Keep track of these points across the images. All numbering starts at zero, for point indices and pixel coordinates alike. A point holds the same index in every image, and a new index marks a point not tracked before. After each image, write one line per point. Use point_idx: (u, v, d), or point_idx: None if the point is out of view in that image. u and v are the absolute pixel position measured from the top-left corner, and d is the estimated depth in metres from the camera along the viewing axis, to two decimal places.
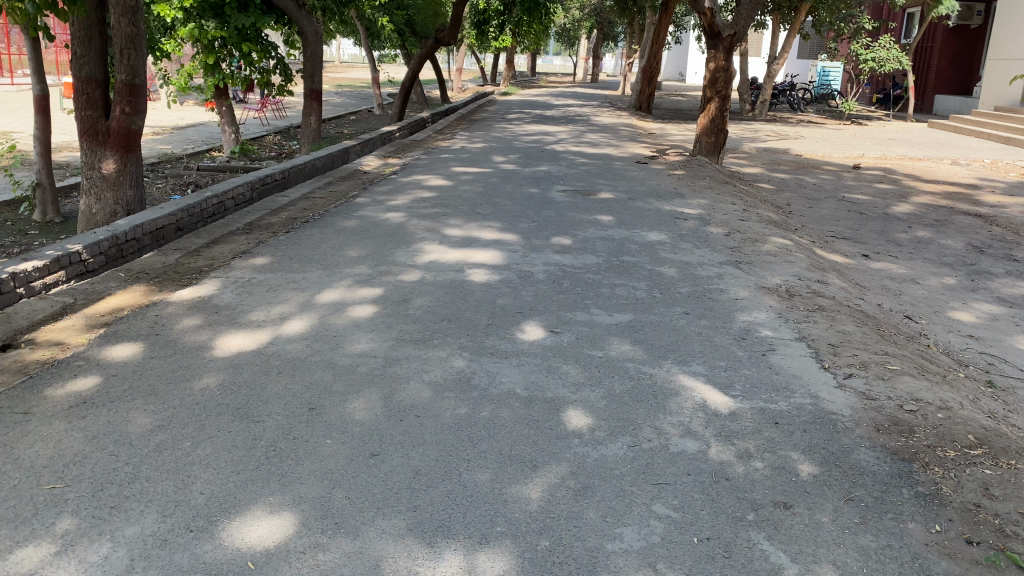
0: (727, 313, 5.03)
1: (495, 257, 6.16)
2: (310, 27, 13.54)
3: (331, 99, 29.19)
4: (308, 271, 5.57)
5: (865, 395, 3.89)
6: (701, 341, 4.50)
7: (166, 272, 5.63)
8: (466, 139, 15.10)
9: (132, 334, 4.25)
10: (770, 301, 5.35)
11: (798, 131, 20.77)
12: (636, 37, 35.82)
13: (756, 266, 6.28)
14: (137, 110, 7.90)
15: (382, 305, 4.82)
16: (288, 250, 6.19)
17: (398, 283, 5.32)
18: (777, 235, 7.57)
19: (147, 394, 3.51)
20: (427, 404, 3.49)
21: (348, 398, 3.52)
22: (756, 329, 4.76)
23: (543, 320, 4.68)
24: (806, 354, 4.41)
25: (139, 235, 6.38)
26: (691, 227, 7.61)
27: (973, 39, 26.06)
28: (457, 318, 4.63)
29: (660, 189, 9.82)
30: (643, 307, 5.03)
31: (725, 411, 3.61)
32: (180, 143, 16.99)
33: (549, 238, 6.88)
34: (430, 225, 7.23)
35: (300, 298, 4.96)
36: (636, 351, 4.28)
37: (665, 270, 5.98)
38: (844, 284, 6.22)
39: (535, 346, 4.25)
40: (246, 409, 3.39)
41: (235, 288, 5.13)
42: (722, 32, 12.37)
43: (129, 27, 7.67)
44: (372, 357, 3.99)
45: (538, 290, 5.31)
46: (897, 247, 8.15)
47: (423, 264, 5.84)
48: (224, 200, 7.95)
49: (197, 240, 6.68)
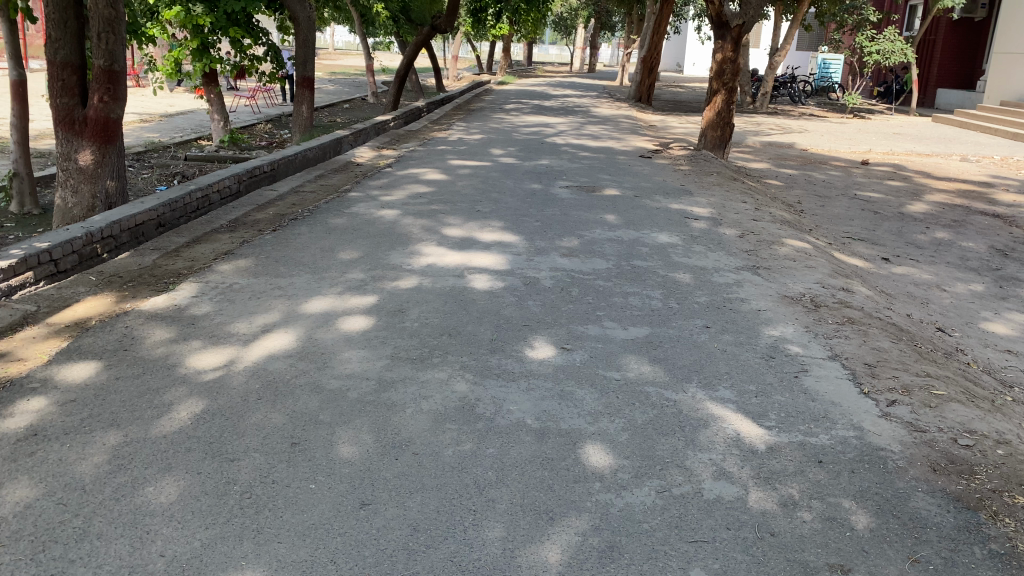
0: (751, 327, 4.62)
1: (498, 260, 5.74)
2: (303, 13, 13.08)
3: (325, 87, 28.66)
4: (296, 276, 5.15)
5: (913, 426, 3.48)
6: (726, 360, 4.09)
7: (141, 274, 5.19)
8: (462, 130, 14.66)
9: (97, 350, 3.83)
10: (795, 313, 4.95)
11: (801, 125, 20.35)
12: (634, 27, 35.35)
13: (776, 272, 5.88)
14: (116, 98, 7.45)
15: (376, 317, 4.40)
16: (274, 251, 5.76)
17: (392, 291, 4.90)
18: (793, 237, 7.18)
19: (107, 425, 3.09)
20: (426, 438, 3.08)
21: (337, 430, 3.12)
22: (784, 346, 4.36)
23: (553, 335, 4.26)
24: (843, 376, 4.00)
25: (115, 232, 5.94)
26: (702, 228, 7.21)
27: (975, 33, 25.72)
28: (457, 333, 4.22)
29: (666, 185, 9.40)
30: (660, 321, 4.62)
31: (761, 447, 3.21)
32: (167, 131, 16.49)
33: (554, 239, 6.46)
34: (427, 224, 6.81)
35: (286, 307, 4.54)
36: (656, 372, 3.87)
37: (680, 276, 5.58)
38: (870, 292, 5.83)
39: (544, 366, 3.84)
40: (220, 444, 2.98)
41: (215, 295, 4.71)
42: (730, 22, 11.90)
43: (107, 9, 7.22)
44: (364, 380, 3.58)
45: (545, 299, 4.89)
46: (917, 250, 7.78)
47: (420, 268, 5.42)
48: (210, 194, 7.51)
49: (178, 238, 6.24)
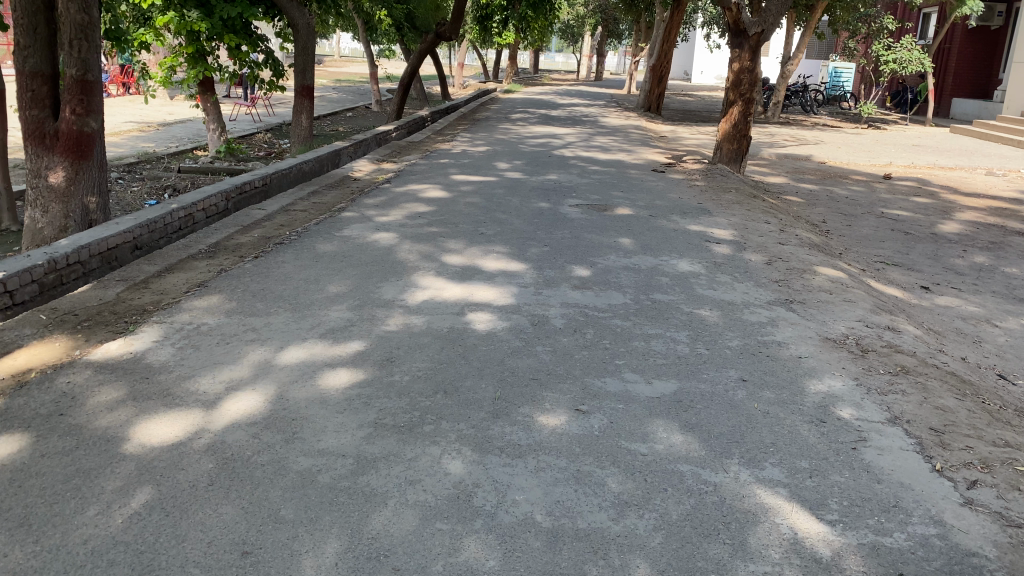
0: (794, 380, 4.02)
1: (503, 294, 5.13)
2: (301, 20, 12.52)
3: (327, 95, 28.12)
4: (274, 315, 4.55)
5: (1007, 518, 2.86)
6: (771, 427, 3.47)
7: (100, 311, 4.60)
8: (467, 142, 14.06)
9: (27, 416, 3.24)
10: (842, 362, 4.33)
11: (817, 136, 19.72)
12: (642, 35, 34.83)
13: (812, 307, 5.28)
14: (90, 110, 6.88)
15: (361, 369, 3.80)
16: (252, 283, 5.17)
17: (381, 334, 4.30)
18: (825, 264, 6.57)
19: (16, 527, 2.52)
20: (411, 546, 2.48)
21: (301, 534, 2.52)
22: (834, 406, 3.74)
23: (565, 393, 3.65)
24: (908, 447, 3.38)
25: (84, 258, 5.35)
26: (725, 254, 6.60)
27: (993, 41, 25.11)
28: (455, 389, 3.61)
29: (683, 203, 8.82)
30: (690, 372, 4.02)
31: (825, 552, 2.62)
32: (163, 141, 15.94)
33: (564, 268, 5.86)
34: (425, 249, 6.22)
35: (258, 355, 3.95)
36: (691, 444, 3.27)
37: (706, 314, 4.98)
38: (918, 331, 5.22)
39: (554, 435, 3.23)
40: (155, 555, 2.40)
41: (178, 340, 4.12)
42: (748, 29, 11.33)
43: (79, 14, 6.63)
44: (341, 458, 2.98)
45: (557, 344, 4.29)
46: (958, 277, 7.17)
47: (415, 304, 4.82)
48: (193, 213, 6.93)
49: (152, 266, 5.67)
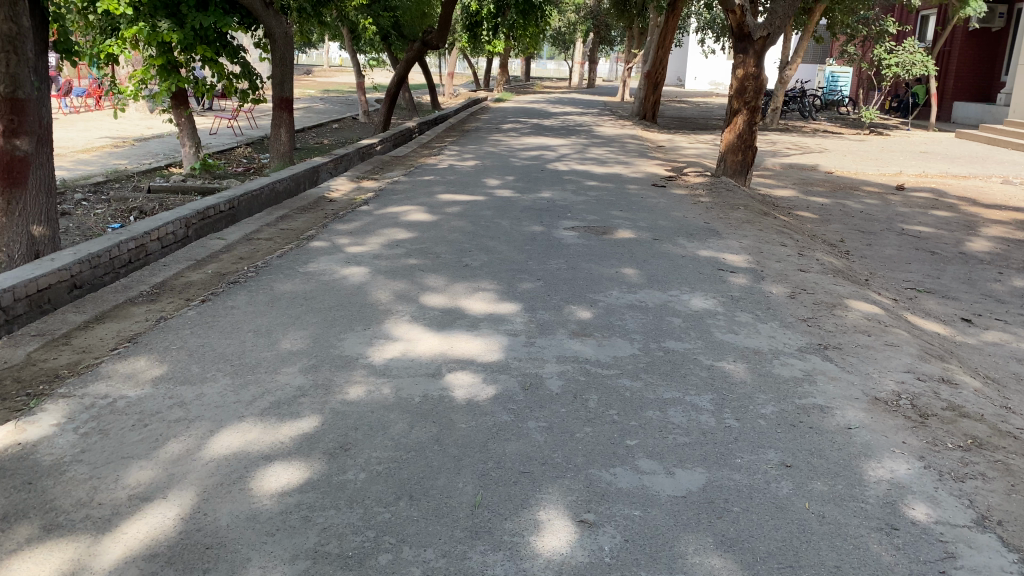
0: (849, 464, 3.24)
1: (488, 347, 4.33)
2: (279, 29, 11.66)
3: (315, 105, 27.22)
4: (210, 382, 3.75)
5: None
6: (831, 541, 2.69)
7: (2, 380, 3.79)
8: (454, 156, 13.27)
9: None
10: (901, 434, 3.54)
11: (820, 143, 19.06)
12: (636, 41, 34.03)
13: (852, 356, 4.50)
14: (23, 132, 5.96)
15: (307, 464, 3.00)
16: (192, 338, 4.37)
17: (337, 408, 3.50)
18: (856, 296, 5.79)
19: None
20: None
21: None
22: (905, 503, 2.97)
23: (566, 495, 2.87)
24: (1011, 568, 2.59)
25: (6, 303, 4.51)
26: (742, 286, 5.82)
27: (995, 43, 24.48)
28: (423, 493, 2.82)
29: (689, 223, 8.05)
30: (722, 456, 3.23)
31: None
32: (136, 157, 15.09)
33: (561, 309, 5.08)
34: (402, 286, 5.45)
35: (180, 445, 3.14)
36: (733, 573, 2.49)
37: (730, 368, 4.20)
38: (977, 383, 4.44)
39: (553, 570, 2.44)
40: None
41: (86, 424, 3.31)
42: (753, 34, 10.55)
43: (7, 23, 5.68)
44: None
45: (554, 417, 3.49)
46: (1000, 305, 6.41)
47: (383, 363, 4.03)
48: (146, 242, 6.12)
49: (82, 314, 4.87)
